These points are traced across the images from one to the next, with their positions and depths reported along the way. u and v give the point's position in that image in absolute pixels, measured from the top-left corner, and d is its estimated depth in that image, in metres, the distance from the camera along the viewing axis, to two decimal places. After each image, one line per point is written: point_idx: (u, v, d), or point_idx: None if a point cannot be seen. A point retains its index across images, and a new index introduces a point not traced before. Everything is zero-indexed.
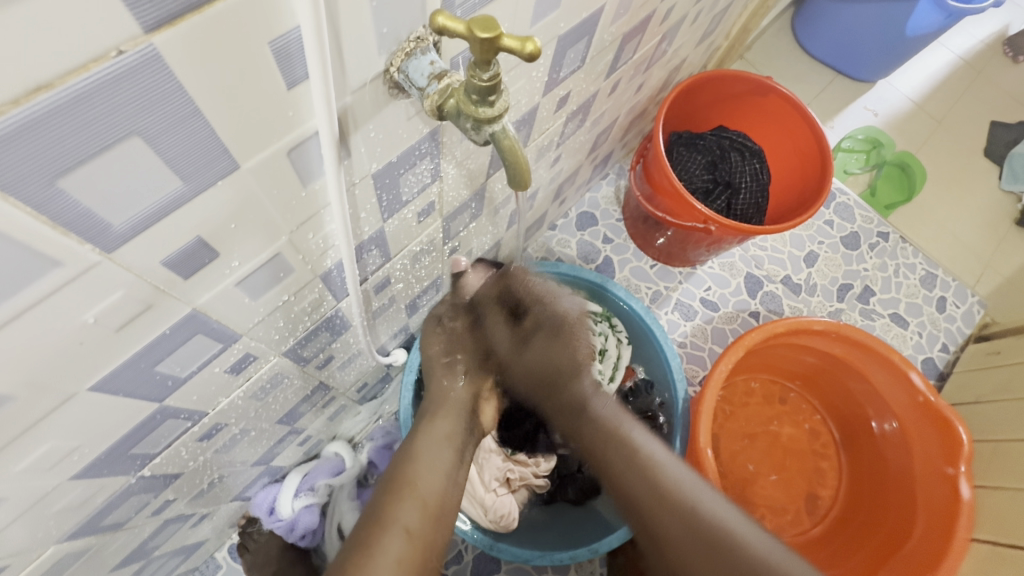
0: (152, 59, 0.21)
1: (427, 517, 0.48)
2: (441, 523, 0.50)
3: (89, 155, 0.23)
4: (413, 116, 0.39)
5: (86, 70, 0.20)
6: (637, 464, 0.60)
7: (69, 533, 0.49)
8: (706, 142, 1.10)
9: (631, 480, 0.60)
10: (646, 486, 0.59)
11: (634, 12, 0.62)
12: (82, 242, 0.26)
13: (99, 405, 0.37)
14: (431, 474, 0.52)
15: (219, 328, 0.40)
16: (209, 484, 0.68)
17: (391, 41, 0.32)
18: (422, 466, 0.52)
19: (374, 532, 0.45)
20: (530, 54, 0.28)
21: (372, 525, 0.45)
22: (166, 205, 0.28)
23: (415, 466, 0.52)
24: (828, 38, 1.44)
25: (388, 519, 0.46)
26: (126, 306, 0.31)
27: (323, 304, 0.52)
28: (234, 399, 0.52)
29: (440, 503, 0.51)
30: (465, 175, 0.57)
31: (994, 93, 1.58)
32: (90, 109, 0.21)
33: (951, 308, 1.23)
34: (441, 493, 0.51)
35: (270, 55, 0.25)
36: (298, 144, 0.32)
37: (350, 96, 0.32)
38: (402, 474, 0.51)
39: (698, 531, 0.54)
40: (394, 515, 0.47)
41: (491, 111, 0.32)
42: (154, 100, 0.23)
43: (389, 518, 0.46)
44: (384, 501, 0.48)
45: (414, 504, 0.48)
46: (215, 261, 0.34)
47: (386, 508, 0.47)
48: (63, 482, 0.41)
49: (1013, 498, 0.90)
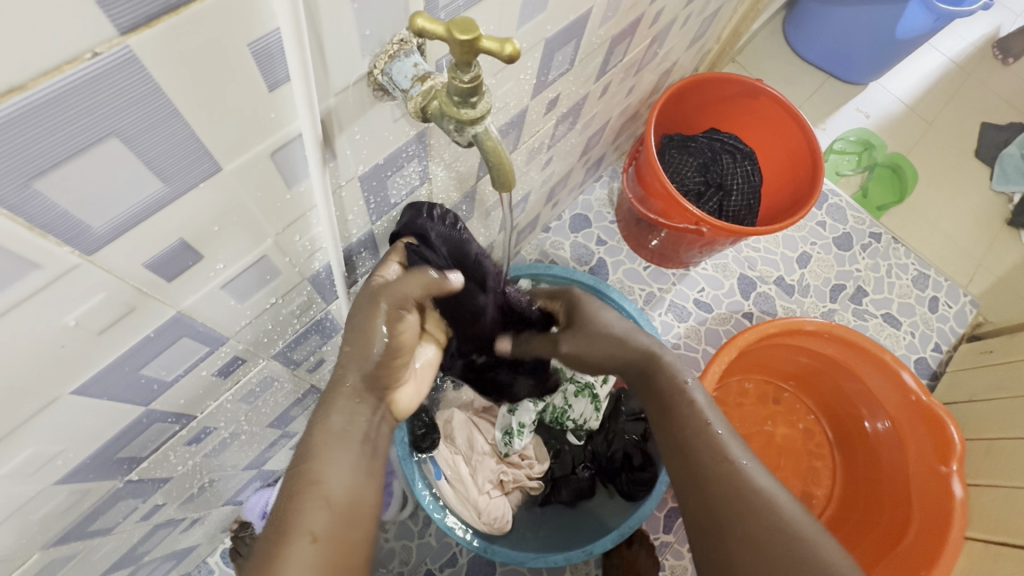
0: (128, 60, 0.21)
1: (339, 518, 0.42)
2: (361, 515, 0.44)
3: (66, 157, 0.23)
4: (399, 118, 0.40)
5: (60, 71, 0.20)
6: (695, 432, 0.57)
7: (54, 538, 0.48)
8: (698, 145, 1.11)
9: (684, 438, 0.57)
10: (702, 453, 0.56)
11: (623, 15, 0.63)
12: (60, 244, 0.26)
13: (83, 409, 0.36)
14: (342, 466, 0.44)
15: (205, 330, 0.40)
16: (199, 489, 0.68)
17: (374, 44, 0.32)
18: (328, 459, 0.44)
19: (276, 542, 0.40)
20: (510, 56, 0.29)
21: (275, 537, 0.41)
22: (146, 207, 0.28)
23: (319, 457, 0.44)
24: (819, 41, 1.45)
25: (291, 525, 0.41)
26: (108, 309, 0.31)
27: (312, 307, 0.52)
28: (223, 402, 0.52)
29: (353, 498, 0.44)
30: (455, 177, 0.58)
31: (984, 95, 1.59)
32: (64, 109, 0.21)
33: (944, 308, 1.23)
34: (353, 485, 0.44)
35: (249, 56, 0.25)
36: (282, 146, 0.32)
37: (334, 98, 0.32)
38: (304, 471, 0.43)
39: (744, 503, 0.52)
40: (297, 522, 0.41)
41: (473, 112, 0.32)
42: (131, 101, 0.23)
43: (294, 523, 0.41)
44: (287, 506, 0.42)
45: (321, 507, 0.42)
46: (198, 263, 0.34)
47: (289, 514, 0.41)
48: (48, 487, 0.41)
49: (1006, 496, 0.90)
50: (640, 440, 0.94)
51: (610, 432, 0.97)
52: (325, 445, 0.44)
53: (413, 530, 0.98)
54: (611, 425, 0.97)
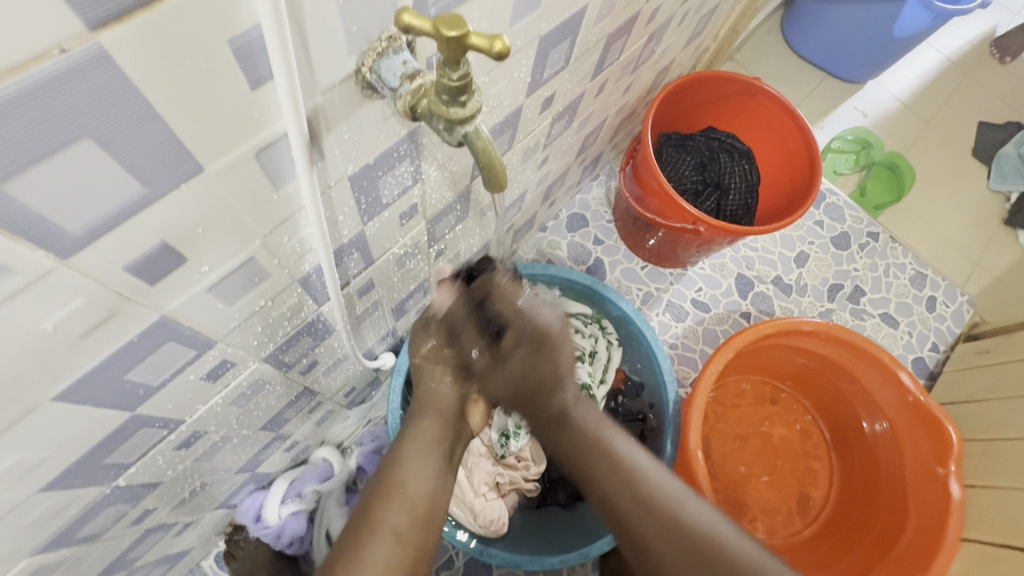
0: (99, 58, 0.21)
1: (416, 519, 0.49)
2: (434, 518, 0.51)
3: (37, 158, 0.22)
4: (389, 116, 0.39)
5: (27, 69, 0.19)
6: (612, 481, 0.61)
7: (40, 545, 0.47)
8: (695, 144, 1.10)
9: (607, 489, 0.62)
10: (626, 503, 0.60)
11: (618, 13, 0.62)
12: (34, 248, 0.25)
13: (66, 415, 0.36)
14: (423, 476, 0.52)
15: (192, 334, 0.39)
16: (191, 493, 0.67)
17: (362, 41, 0.31)
18: (415, 466, 0.52)
19: (364, 535, 0.47)
20: (499, 53, 0.28)
21: (362, 530, 0.47)
22: (125, 209, 0.27)
23: (407, 463, 0.52)
24: (817, 39, 1.45)
25: (378, 522, 0.48)
26: (88, 313, 0.30)
27: (304, 309, 0.52)
28: (212, 406, 0.51)
29: (430, 503, 0.51)
30: (448, 177, 0.57)
31: (982, 94, 1.59)
32: (34, 109, 0.20)
33: (941, 307, 1.23)
34: (431, 491, 0.51)
35: (230, 54, 0.25)
36: (267, 146, 0.31)
37: (320, 96, 0.32)
38: (395, 474, 0.51)
39: (674, 535, 0.58)
40: (383, 518, 0.48)
41: (462, 112, 0.32)
42: (104, 100, 0.22)
43: (379, 521, 0.48)
44: (374, 504, 0.49)
45: (404, 506, 0.49)
46: (182, 266, 0.33)
47: (375, 512, 0.48)
48: (31, 495, 0.40)
49: (1003, 497, 0.90)
50: None
51: None
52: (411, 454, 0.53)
53: None
54: None
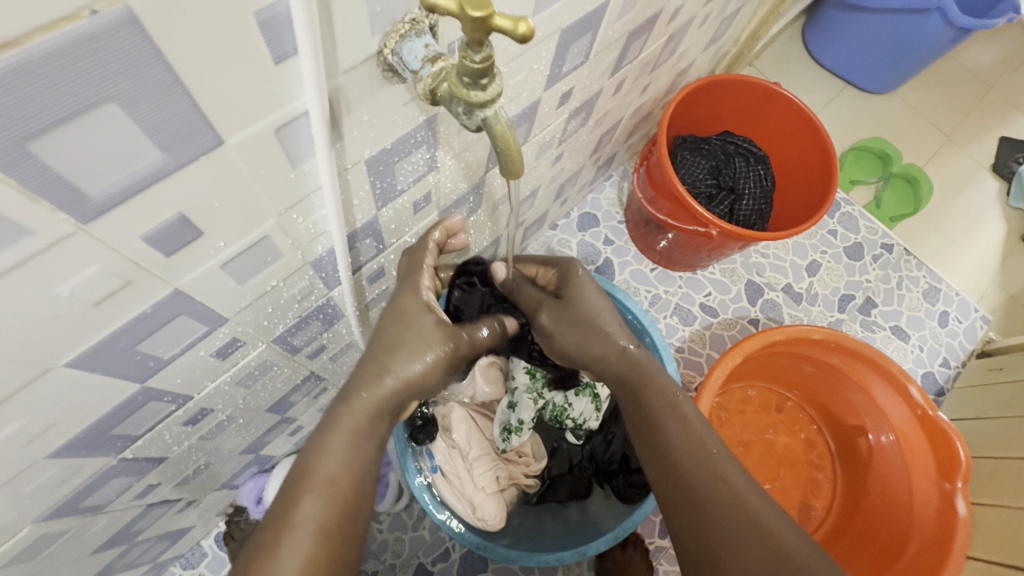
0: (128, 22, 0.21)
1: (337, 509, 0.42)
2: (364, 505, 0.45)
3: (60, 118, 0.22)
4: (409, 102, 0.39)
5: (57, 28, 0.19)
6: (683, 451, 0.55)
7: (46, 513, 0.48)
8: (711, 147, 1.09)
9: (677, 460, 0.55)
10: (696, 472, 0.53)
11: (640, 10, 0.62)
12: (54, 210, 0.25)
13: (76, 384, 0.36)
14: (342, 457, 0.45)
15: (204, 310, 0.40)
16: (195, 471, 0.68)
17: (384, 22, 0.31)
18: (331, 450, 0.44)
19: (280, 532, 0.40)
20: (523, 35, 0.28)
21: (276, 530, 0.40)
22: (145, 177, 0.27)
23: (325, 449, 0.45)
24: (839, 47, 1.43)
25: (294, 516, 0.41)
26: (104, 281, 0.30)
27: (314, 292, 0.52)
28: (220, 383, 0.52)
29: (359, 487, 0.44)
30: (463, 167, 0.57)
31: (1004, 109, 1.56)
32: (60, 67, 0.20)
33: (954, 323, 1.21)
34: (350, 470, 0.44)
35: (256, 26, 0.25)
36: (287, 123, 0.31)
37: (342, 76, 0.32)
38: (309, 465, 0.43)
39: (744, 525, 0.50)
40: (296, 513, 0.41)
41: (483, 95, 0.32)
42: (129, 66, 0.22)
43: (297, 514, 0.41)
44: (290, 498, 0.42)
45: (321, 497, 0.42)
46: (199, 240, 0.34)
47: (291, 508, 0.41)
48: (40, 461, 0.41)
49: (1011, 517, 0.88)
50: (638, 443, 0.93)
51: (609, 433, 0.95)
52: (330, 438, 0.45)
53: (406, 522, 0.97)
54: (611, 426, 0.96)
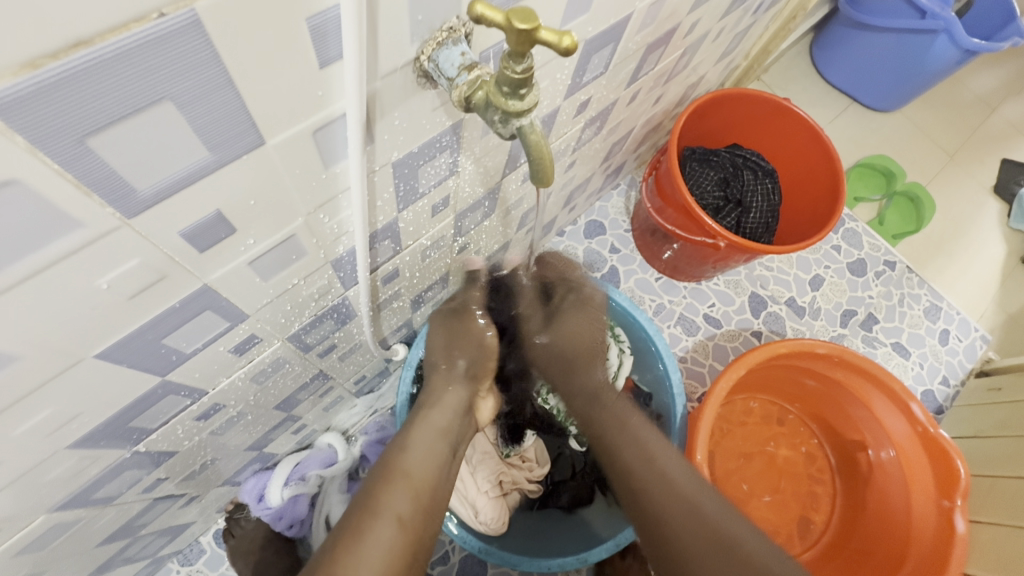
0: (192, 25, 0.21)
1: (417, 505, 0.47)
2: (434, 508, 0.49)
3: (121, 117, 0.23)
4: (438, 107, 0.40)
5: (127, 29, 0.20)
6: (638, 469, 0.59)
7: (59, 504, 0.48)
8: (720, 159, 1.10)
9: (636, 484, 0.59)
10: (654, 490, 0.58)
11: (660, 23, 0.63)
12: (103, 204, 0.25)
13: (102, 375, 0.36)
14: (421, 458, 0.51)
15: (228, 306, 0.40)
16: (201, 466, 0.68)
17: (424, 30, 0.32)
18: (413, 450, 0.51)
19: (365, 518, 0.43)
20: (567, 49, 0.28)
21: (365, 514, 0.43)
22: (190, 174, 0.28)
23: (407, 449, 0.51)
24: (846, 64, 1.45)
25: (379, 506, 0.44)
26: (141, 275, 0.31)
27: (331, 291, 0.52)
28: (235, 379, 0.52)
29: (433, 491, 0.49)
30: (481, 172, 0.58)
31: (1007, 131, 1.58)
32: (128, 67, 0.21)
33: (954, 341, 1.22)
34: (426, 469, 0.50)
35: (306, 31, 0.26)
36: (325, 125, 0.32)
37: (380, 81, 0.32)
38: (394, 460, 0.49)
39: (704, 537, 0.53)
40: (384, 501, 0.45)
41: (520, 104, 0.32)
42: (188, 68, 0.23)
43: (382, 505, 0.45)
44: (378, 489, 0.46)
45: (405, 489, 0.47)
46: (231, 237, 0.34)
47: (377, 496, 0.45)
48: (58, 452, 0.41)
49: (1008, 535, 0.89)
50: None
51: None
52: (412, 441, 0.52)
53: None
54: None
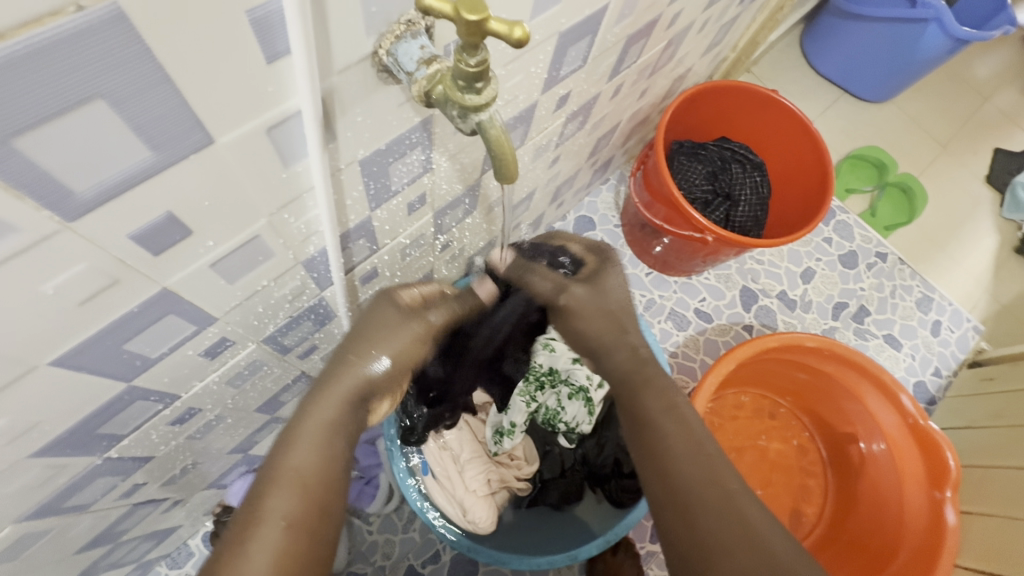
0: (116, 19, 0.20)
1: (308, 504, 0.40)
2: (333, 496, 0.42)
3: (45, 115, 0.22)
4: (404, 102, 0.39)
5: (42, 24, 0.19)
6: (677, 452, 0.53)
7: (30, 512, 0.47)
8: (708, 152, 1.09)
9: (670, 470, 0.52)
10: (690, 475, 0.51)
11: (638, 14, 0.61)
12: (40, 208, 0.25)
13: (61, 382, 0.35)
14: (315, 449, 0.42)
15: (193, 309, 0.39)
16: (182, 470, 0.67)
17: (380, 22, 0.31)
18: (301, 442, 0.42)
19: (245, 529, 0.38)
20: (519, 40, 0.27)
21: (245, 523, 0.39)
22: (135, 175, 0.27)
23: (296, 440, 0.42)
24: (836, 55, 1.44)
25: (260, 512, 0.39)
26: (91, 279, 0.30)
27: (306, 292, 0.51)
28: (209, 383, 0.51)
29: (333, 486, 0.42)
30: (459, 169, 0.57)
31: (1001, 121, 1.57)
32: (47, 63, 0.20)
33: (946, 332, 1.22)
34: (320, 462, 0.42)
35: (248, 25, 0.25)
36: (280, 122, 0.31)
37: (336, 76, 0.32)
38: (278, 456, 0.41)
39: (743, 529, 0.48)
40: (267, 509, 0.39)
41: (478, 98, 0.31)
42: (117, 64, 0.22)
43: (263, 511, 0.39)
44: (260, 490, 0.40)
45: (293, 491, 0.40)
46: (188, 239, 0.33)
47: (260, 501, 0.40)
48: (22, 460, 0.40)
49: (1001, 527, 0.89)
50: None
51: (603, 437, 0.94)
52: (300, 428, 0.42)
53: (396, 524, 0.97)
54: (603, 430, 0.94)
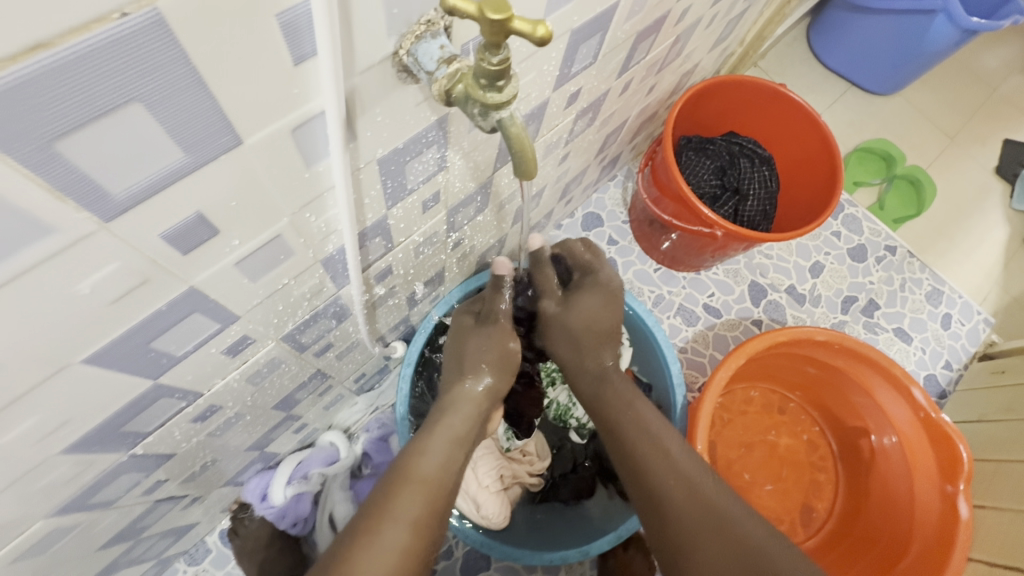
0: (155, 25, 0.21)
1: (430, 507, 0.48)
2: (447, 509, 0.50)
3: (87, 120, 0.22)
4: (421, 102, 0.39)
5: (87, 31, 0.20)
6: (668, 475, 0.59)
7: (57, 508, 0.48)
8: (716, 148, 1.09)
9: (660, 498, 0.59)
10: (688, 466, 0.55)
11: (648, 11, 0.62)
12: (78, 209, 0.25)
13: (90, 380, 0.36)
14: (438, 464, 0.52)
15: (216, 308, 0.40)
16: (202, 467, 0.68)
17: (401, 23, 0.31)
18: (430, 455, 0.52)
19: (380, 519, 0.45)
20: (541, 38, 0.28)
21: (378, 515, 0.45)
22: (167, 176, 0.27)
23: (424, 454, 0.52)
24: (844, 48, 1.43)
25: (394, 508, 0.46)
26: (122, 279, 0.31)
27: (324, 290, 0.52)
28: (230, 381, 0.52)
29: (442, 499, 0.50)
30: (472, 167, 0.57)
31: (1010, 112, 1.56)
32: (90, 68, 0.21)
33: (956, 325, 1.21)
34: (442, 473, 0.51)
35: (277, 28, 0.25)
36: (304, 123, 0.31)
37: (358, 77, 0.32)
38: (411, 466, 0.50)
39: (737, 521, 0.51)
40: (398, 507, 0.46)
41: (499, 96, 0.32)
42: (155, 69, 0.23)
43: (395, 507, 0.46)
44: (392, 490, 0.48)
45: (419, 494, 0.48)
46: (214, 239, 0.34)
47: (390, 498, 0.47)
48: (52, 456, 0.41)
49: (1013, 519, 0.89)
50: None
51: None
52: (429, 444, 0.53)
53: None
54: None
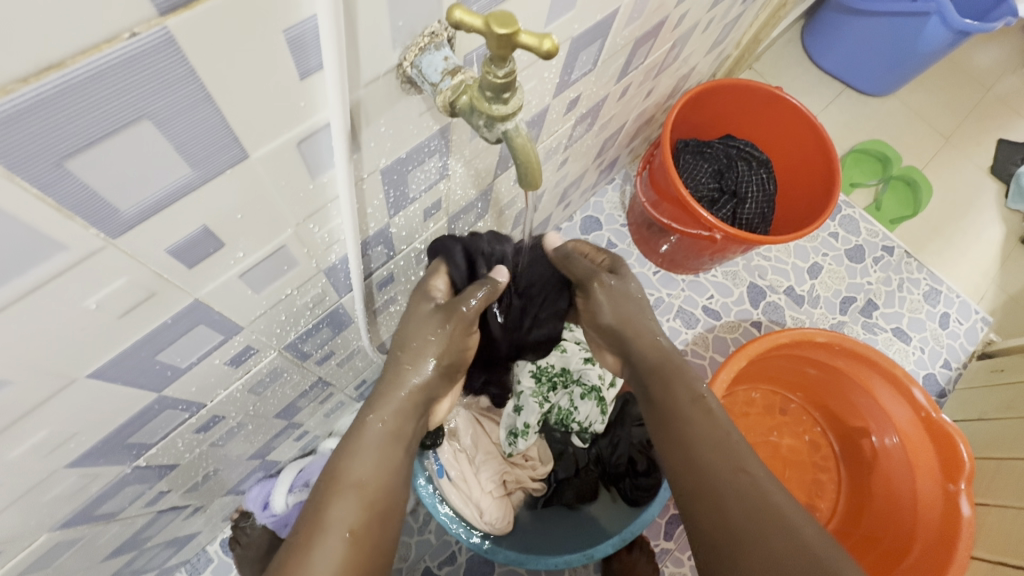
0: (165, 43, 0.21)
1: (368, 514, 0.48)
2: (392, 512, 0.50)
3: (97, 139, 0.22)
4: (424, 112, 0.39)
5: (99, 50, 0.20)
6: (706, 442, 0.55)
7: (61, 521, 0.48)
8: (713, 151, 1.09)
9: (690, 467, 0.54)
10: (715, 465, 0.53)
11: (646, 17, 0.62)
12: (86, 226, 0.25)
13: (96, 393, 0.36)
14: (373, 466, 0.51)
15: (221, 319, 0.40)
16: (204, 477, 0.68)
17: (405, 35, 0.32)
18: (362, 457, 0.51)
19: (314, 534, 0.46)
20: (548, 52, 0.28)
21: (314, 529, 0.46)
22: (175, 191, 0.27)
23: (356, 455, 0.51)
24: (838, 50, 1.44)
25: (330, 520, 0.46)
26: (129, 294, 0.31)
27: (326, 299, 0.52)
28: (233, 391, 0.52)
29: (383, 501, 0.50)
30: (473, 174, 0.57)
31: (1003, 111, 1.57)
32: (101, 88, 0.21)
33: (954, 324, 1.22)
34: (378, 477, 0.50)
35: (284, 42, 0.25)
36: (310, 135, 0.31)
37: (363, 89, 0.32)
38: (343, 470, 0.50)
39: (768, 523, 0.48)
40: (330, 516, 0.47)
41: (504, 108, 0.32)
42: (165, 87, 0.23)
43: (331, 519, 0.47)
44: (326, 499, 0.48)
45: (354, 500, 0.48)
46: (220, 251, 0.34)
47: (324, 509, 0.47)
48: (58, 471, 0.41)
49: (1014, 517, 0.90)
50: (645, 446, 0.92)
51: (616, 437, 0.94)
52: (361, 443, 0.52)
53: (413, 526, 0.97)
54: (616, 430, 0.94)
